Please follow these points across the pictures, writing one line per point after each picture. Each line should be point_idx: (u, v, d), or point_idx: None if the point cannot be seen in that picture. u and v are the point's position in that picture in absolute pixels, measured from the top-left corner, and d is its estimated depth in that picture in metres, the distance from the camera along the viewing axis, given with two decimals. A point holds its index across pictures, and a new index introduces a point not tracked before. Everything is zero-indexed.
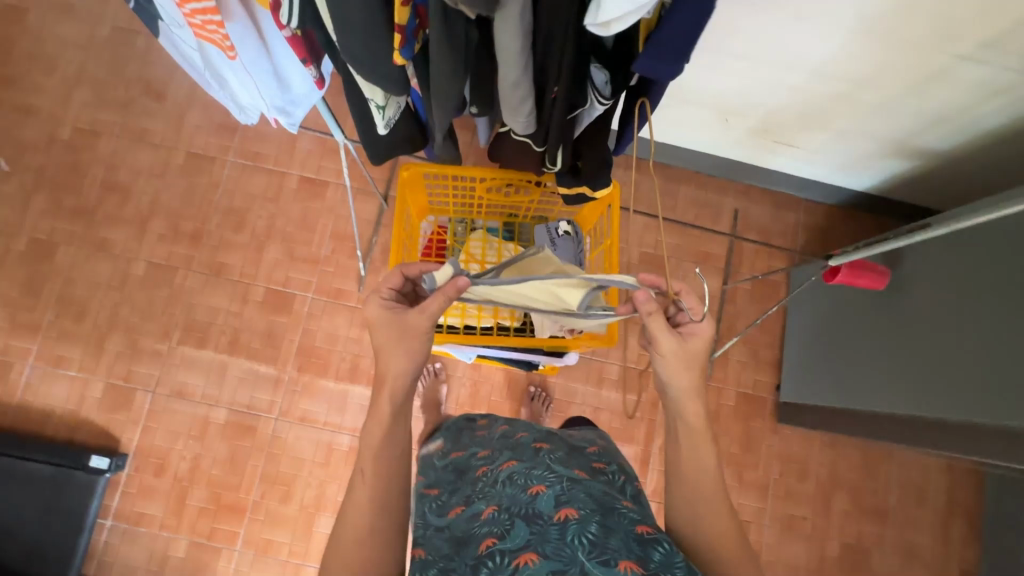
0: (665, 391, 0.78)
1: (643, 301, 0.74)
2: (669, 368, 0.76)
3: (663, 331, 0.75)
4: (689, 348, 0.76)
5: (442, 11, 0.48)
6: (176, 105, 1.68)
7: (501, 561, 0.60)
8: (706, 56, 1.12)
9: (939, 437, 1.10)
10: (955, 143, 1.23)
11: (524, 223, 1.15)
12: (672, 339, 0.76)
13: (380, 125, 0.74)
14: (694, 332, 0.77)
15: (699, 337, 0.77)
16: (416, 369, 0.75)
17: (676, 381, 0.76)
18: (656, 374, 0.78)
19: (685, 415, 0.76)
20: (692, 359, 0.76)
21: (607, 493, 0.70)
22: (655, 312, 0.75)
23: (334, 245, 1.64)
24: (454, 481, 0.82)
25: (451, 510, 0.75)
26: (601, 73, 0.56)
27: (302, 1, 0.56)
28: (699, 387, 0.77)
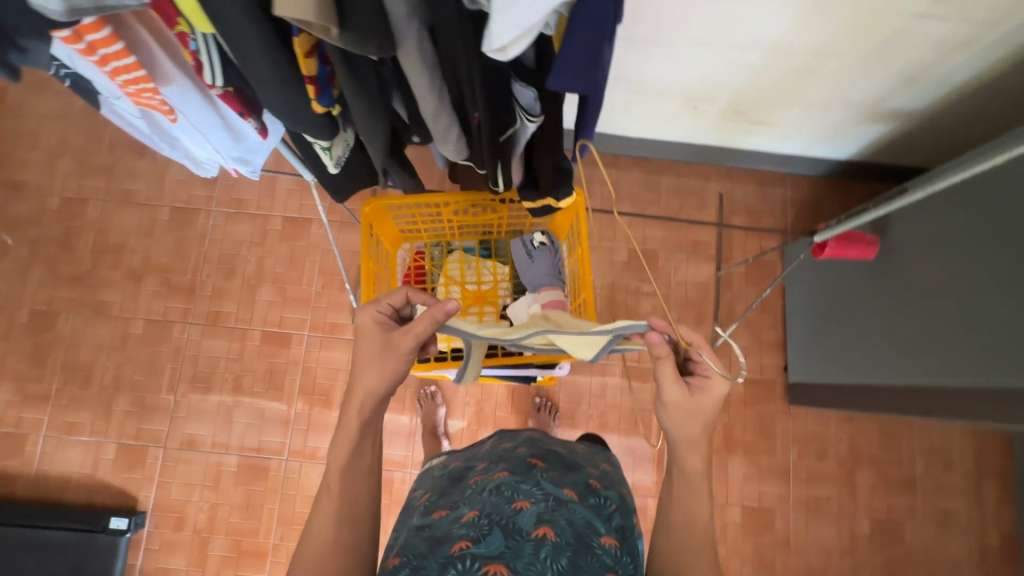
0: (667, 435, 0.74)
1: (654, 342, 0.71)
2: (671, 415, 0.72)
3: (669, 379, 0.72)
4: (694, 402, 0.72)
5: (344, 58, 0.48)
6: (156, 162, 1.71)
7: (470, 565, 0.61)
8: (660, 48, 1.11)
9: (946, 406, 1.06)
10: (929, 99, 1.20)
11: (500, 239, 1.14)
12: (683, 391, 0.71)
13: (330, 164, 0.73)
14: (703, 387, 0.72)
15: (709, 395, 0.72)
16: (391, 388, 0.70)
17: (677, 429, 0.72)
18: (657, 417, 0.74)
19: (684, 464, 0.73)
20: (698, 413, 0.71)
21: (589, 525, 0.69)
22: (666, 357, 0.71)
23: (324, 281, 1.65)
24: (446, 487, 0.79)
25: (436, 510, 0.73)
26: (526, 91, 0.55)
27: (223, 62, 0.56)
28: (704, 438, 0.72)
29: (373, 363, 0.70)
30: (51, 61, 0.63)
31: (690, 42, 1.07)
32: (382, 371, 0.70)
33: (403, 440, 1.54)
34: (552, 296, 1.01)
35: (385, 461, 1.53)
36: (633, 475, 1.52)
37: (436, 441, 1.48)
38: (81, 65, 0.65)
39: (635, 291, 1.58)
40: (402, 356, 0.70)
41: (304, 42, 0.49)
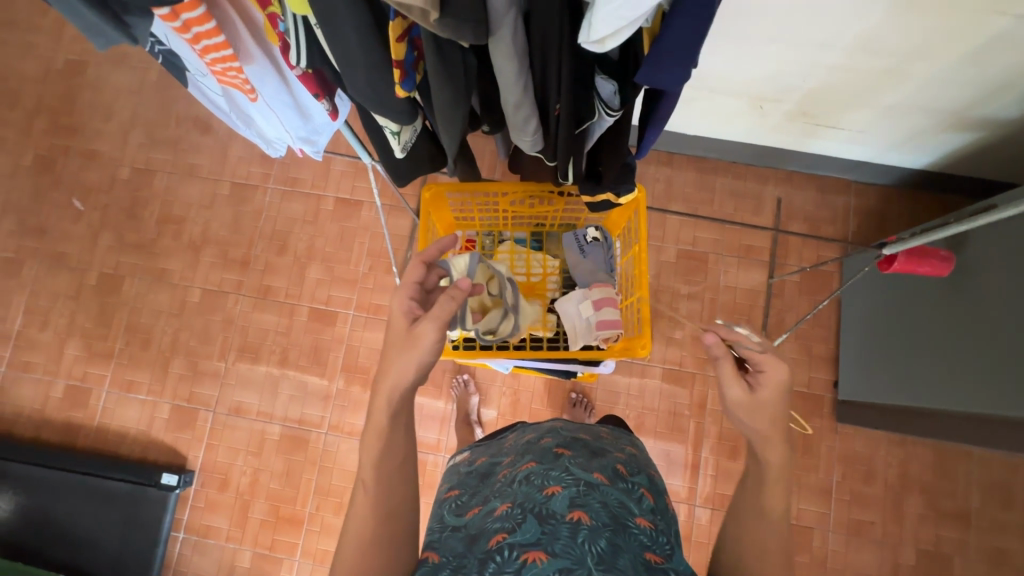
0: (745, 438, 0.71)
1: (711, 343, 0.69)
2: (739, 415, 0.70)
3: (729, 379, 0.69)
4: (758, 398, 0.69)
5: (434, 44, 0.48)
6: (220, 138, 1.78)
7: (510, 556, 0.60)
8: (732, 43, 1.07)
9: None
10: (1023, 109, 1.11)
11: (553, 232, 1.13)
12: (741, 388, 0.69)
13: (397, 149, 0.74)
14: (763, 379, 0.69)
15: (771, 385, 0.68)
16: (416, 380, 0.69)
17: (749, 430, 0.70)
18: (728, 419, 0.72)
19: None
20: (761, 411, 0.68)
21: (622, 506, 0.68)
22: (724, 357, 0.69)
23: (370, 263, 1.68)
24: (475, 485, 0.80)
25: (470, 509, 0.73)
26: (607, 84, 0.54)
27: (309, 44, 0.58)
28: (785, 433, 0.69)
29: (397, 359, 0.68)
30: (149, 37, 0.66)
31: (764, 37, 1.03)
32: (405, 363, 0.68)
33: (437, 424, 1.56)
34: (603, 291, 1.00)
35: (419, 444, 1.56)
36: (667, 479, 1.50)
37: (470, 428, 1.49)
38: (174, 42, 0.68)
39: (681, 293, 1.54)
40: (424, 347, 0.68)
41: (398, 27, 0.48)
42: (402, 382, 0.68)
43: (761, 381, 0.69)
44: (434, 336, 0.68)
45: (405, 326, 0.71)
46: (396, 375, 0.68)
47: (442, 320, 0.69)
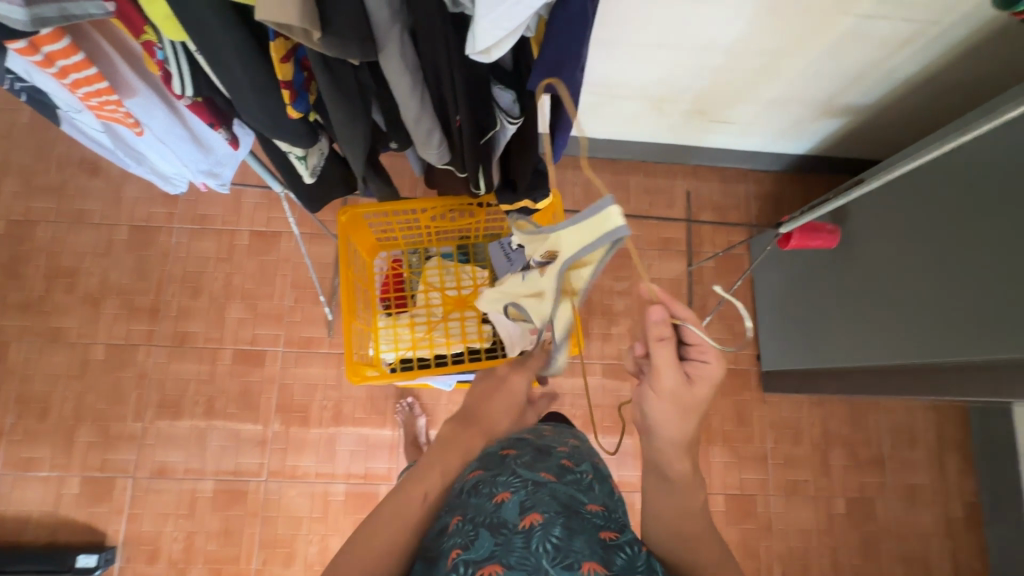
0: (650, 426, 0.70)
1: (657, 323, 0.67)
2: (661, 410, 0.68)
3: (668, 364, 0.67)
4: (691, 392, 0.67)
5: (323, 66, 0.48)
6: (112, 180, 1.64)
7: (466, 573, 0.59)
8: (626, 51, 1.13)
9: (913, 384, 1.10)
10: (876, 96, 1.27)
11: (478, 243, 1.14)
12: (674, 379, 0.67)
13: (305, 174, 0.72)
14: (700, 374, 0.68)
15: (702, 378, 0.68)
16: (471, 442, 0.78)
17: (667, 424, 0.68)
18: (645, 408, 0.70)
19: (661, 464, 0.70)
20: (682, 406, 0.67)
21: (571, 497, 0.69)
22: (667, 340, 0.67)
23: (296, 295, 1.61)
24: None
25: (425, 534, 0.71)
26: (505, 94, 0.55)
27: (193, 70, 0.55)
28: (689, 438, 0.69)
29: (506, 413, 0.84)
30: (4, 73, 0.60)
31: (654, 43, 1.10)
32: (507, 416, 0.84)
33: (387, 453, 1.53)
34: None
35: (369, 476, 1.52)
36: (619, 472, 1.53)
37: (420, 451, 1.46)
38: (37, 78, 0.62)
39: (611, 289, 1.60)
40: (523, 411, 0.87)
41: (280, 48, 0.48)
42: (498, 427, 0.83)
43: (694, 374, 0.68)
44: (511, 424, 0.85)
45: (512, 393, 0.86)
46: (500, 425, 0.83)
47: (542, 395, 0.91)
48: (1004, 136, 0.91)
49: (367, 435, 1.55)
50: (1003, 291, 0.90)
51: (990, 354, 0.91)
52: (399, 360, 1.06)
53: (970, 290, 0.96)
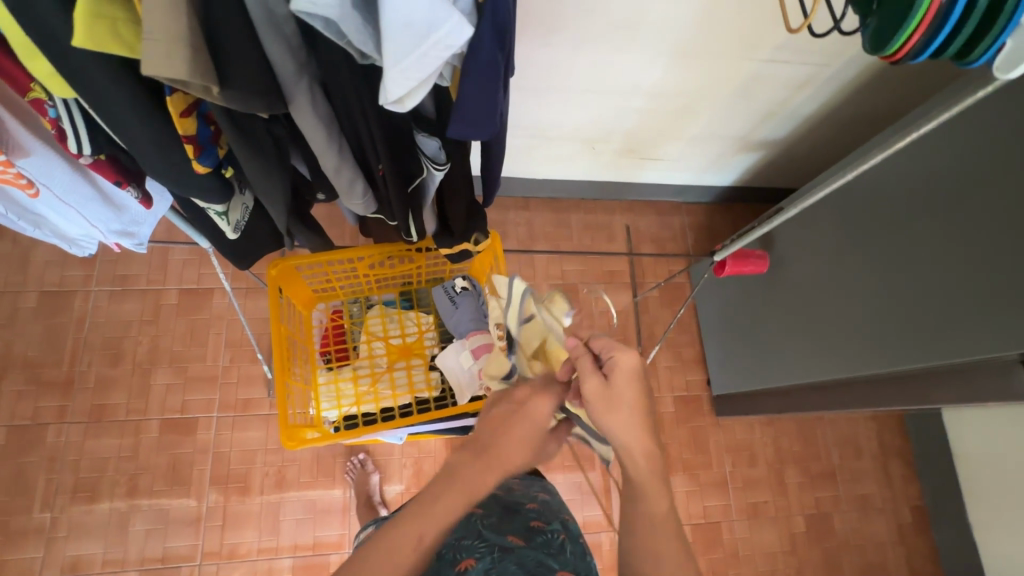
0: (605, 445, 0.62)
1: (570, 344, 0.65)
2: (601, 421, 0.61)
3: (585, 372, 0.61)
4: (616, 395, 0.60)
5: (233, 121, 0.46)
6: (18, 243, 1.51)
7: None
8: (555, 95, 1.18)
9: (852, 398, 1.14)
10: (786, 131, 1.38)
11: (421, 288, 1.11)
12: (597, 380, 0.61)
13: (228, 230, 0.69)
14: (618, 372, 0.61)
15: (623, 375, 0.60)
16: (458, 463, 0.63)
17: (611, 432, 0.60)
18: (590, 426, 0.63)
19: None
20: (613, 417, 0.60)
21: (541, 565, 0.66)
22: (581, 354, 0.63)
23: (231, 354, 1.51)
24: None
25: None
26: (430, 142, 0.55)
27: (89, 127, 0.52)
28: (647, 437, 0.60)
29: (516, 442, 0.63)
30: None
31: (580, 87, 1.15)
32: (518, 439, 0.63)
33: (337, 518, 1.42)
34: (481, 339, 0.99)
35: (319, 545, 1.40)
36: (584, 511, 1.48)
37: (373, 512, 1.37)
38: None
39: None
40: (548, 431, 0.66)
41: (178, 102, 0.45)
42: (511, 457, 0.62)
43: (615, 373, 0.61)
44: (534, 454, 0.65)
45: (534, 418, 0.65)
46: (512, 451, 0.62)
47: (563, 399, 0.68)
48: (899, 162, 0.98)
49: (314, 500, 1.44)
50: (909, 305, 0.95)
51: (906, 365, 0.96)
52: (343, 417, 1.00)
53: (881, 305, 1.01)
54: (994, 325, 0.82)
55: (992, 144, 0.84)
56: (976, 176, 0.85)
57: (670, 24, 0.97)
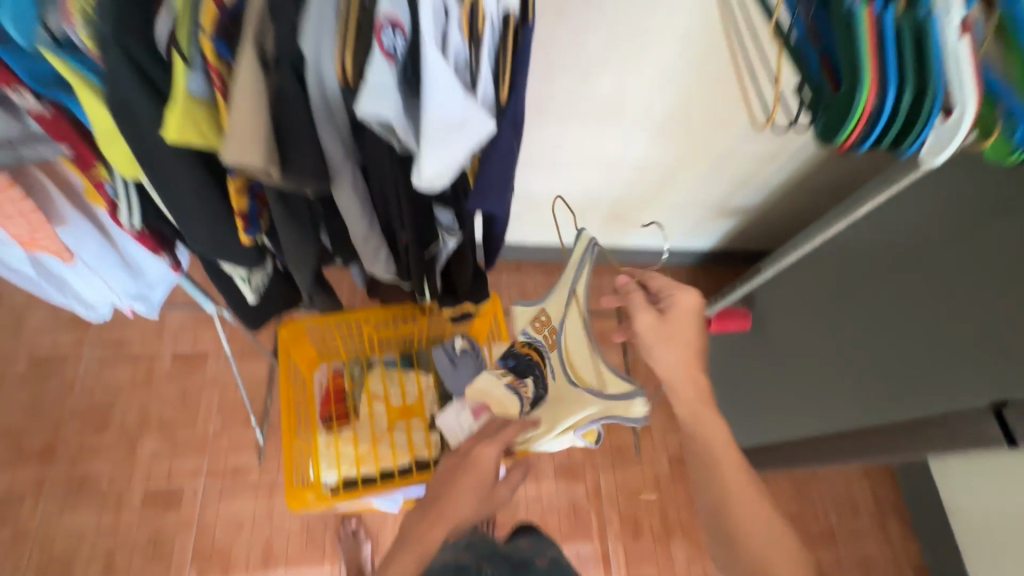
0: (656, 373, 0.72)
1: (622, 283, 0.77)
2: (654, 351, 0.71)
3: (639, 306, 0.73)
4: (668, 325, 0.71)
5: (280, 196, 0.51)
6: (14, 309, 1.52)
7: None
8: (547, 168, 1.28)
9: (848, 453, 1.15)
10: (758, 198, 1.49)
11: (421, 347, 1.15)
12: (652, 313, 0.72)
13: (249, 293, 0.75)
14: (673, 304, 0.72)
15: (681, 309, 0.71)
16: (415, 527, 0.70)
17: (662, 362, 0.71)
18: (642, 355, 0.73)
19: None
20: (665, 342, 0.71)
21: None
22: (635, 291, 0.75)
23: (223, 418, 1.48)
24: None
25: None
26: (445, 212, 0.62)
27: (144, 201, 0.57)
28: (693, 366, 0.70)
29: (469, 497, 0.72)
30: None
31: (570, 159, 1.25)
32: (468, 496, 0.72)
33: None
34: (481, 397, 1.00)
35: None
36: None
37: None
38: None
39: None
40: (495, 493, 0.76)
41: (239, 182, 0.50)
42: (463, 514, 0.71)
43: (672, 308, 0.72)
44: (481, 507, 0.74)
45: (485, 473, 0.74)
46: (461, 507, 0.71)
47: (507, 442, 0.77)
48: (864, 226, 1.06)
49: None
50: (886, 359, 1.00)
51: (888, 418, 0.99)
52: (343, 479, 0.99)
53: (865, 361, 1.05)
54: (963, 376, 0.86)
55: (947, 212, 0.92)
56: (930, 238, 0.92)
57: (650, 105, 1.08)
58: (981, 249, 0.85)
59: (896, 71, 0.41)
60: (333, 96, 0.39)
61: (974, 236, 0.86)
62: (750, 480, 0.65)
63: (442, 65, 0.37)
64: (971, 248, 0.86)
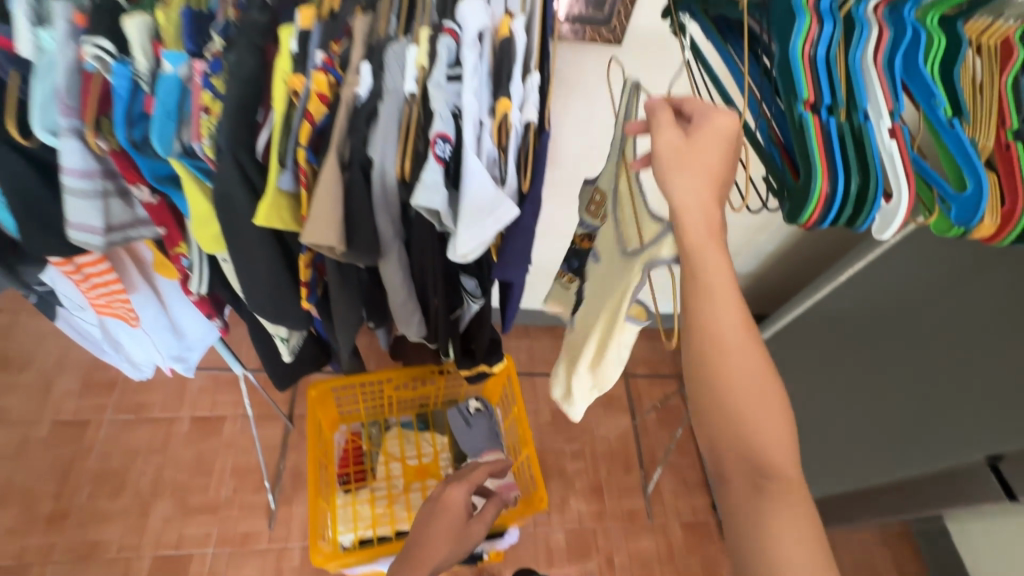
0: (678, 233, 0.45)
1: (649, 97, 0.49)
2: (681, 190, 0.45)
3: (662, 124, 0.47)
4: (694, 153, 0.46)
5: (339, 268, 0.58)
6: (42, 372, 1.54)
7: None
8: (554, 241, 1.36)
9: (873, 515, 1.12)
10: (754, 265, 1.58)
11: (437, 409, 1.19)
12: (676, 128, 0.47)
13: (284, 353, 0.80)
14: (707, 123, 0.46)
15: (713, 130, 0.46)
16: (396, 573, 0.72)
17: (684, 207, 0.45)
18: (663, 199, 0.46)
19: None
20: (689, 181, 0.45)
21: None
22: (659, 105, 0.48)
23: (235, 483, 1.46)
24: None
25: None
26: (470, 281, 0.69)
27: (212, 272, 0.65)
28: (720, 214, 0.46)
29: (444, 539, 0.74)
30: (33, 282, 0.68)
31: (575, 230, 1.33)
32: (443, 538, 0.74)
33: None
34: (495, 455, 1.08)
35: None
36: None
37: None
38: (58, 283, 0.71)
39: (562, 451, 1.56)
40: (472, 535, 0.78)
41: (307, 258, 0.57)
42: (440, 558, 0.72)
43: (702, 126, 0.46)
44: (459, 551, 0.75)
45: (455, 514, 0.77)
46: (436, 549, 0.73)
47: (471, 481, 0.81)
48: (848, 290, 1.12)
49: None
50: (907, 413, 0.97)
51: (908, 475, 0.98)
52: (358, 538, 1.01)
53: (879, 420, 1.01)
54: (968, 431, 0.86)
55: (935, 266, 0.93)
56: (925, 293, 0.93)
57: None
58: (964, 306, 0.87)
59: (843, 163, 0.51)
60: (391, 187, 0.47)
61: (966, 288, 0.88)
62: (776, 385, 0.45)
63: (478, 165, 0.46)
64: (953, 305, 0.89)
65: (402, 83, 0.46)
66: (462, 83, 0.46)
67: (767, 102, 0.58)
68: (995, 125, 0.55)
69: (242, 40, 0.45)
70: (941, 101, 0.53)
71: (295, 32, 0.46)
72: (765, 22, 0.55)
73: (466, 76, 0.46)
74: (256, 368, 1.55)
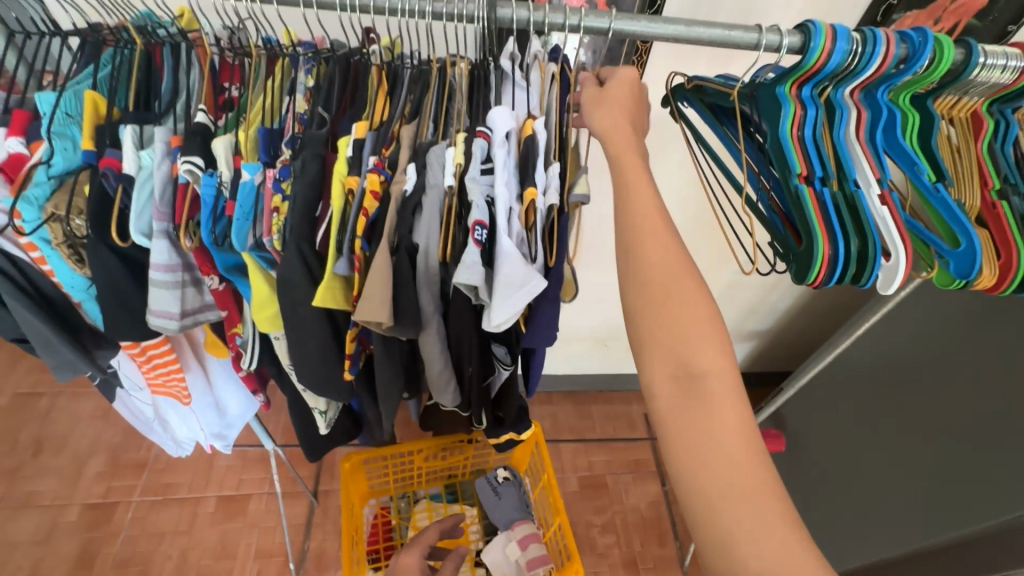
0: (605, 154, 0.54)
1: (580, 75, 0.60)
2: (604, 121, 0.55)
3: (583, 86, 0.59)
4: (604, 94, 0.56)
5: (384, 341, 0.62)
6: (77, 455, 1.54)
7: None
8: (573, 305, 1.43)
9: None
10: (771, 322, 1.59)
11: (464, 480, 1.20)
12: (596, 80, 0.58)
13: (322, 425, 0.83)
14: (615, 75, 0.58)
15: (621, 79, 0.57)
16: None
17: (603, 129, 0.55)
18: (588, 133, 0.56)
19: None
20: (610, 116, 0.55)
21: None
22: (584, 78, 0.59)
23: (259, 566, 1.39)
24: None
25: None
26: (500, 347, 0.72)
27: (262, 347, 0.70)
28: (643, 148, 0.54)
29: None
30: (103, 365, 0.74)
31: (591, 295, 1.40)
32: None
33: None
34: (526, 529, 1.07)
35: None
36: None
37: None
38: (123, 365, 0.76)
39: (590, 522, 1.51)
40: None
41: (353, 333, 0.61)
42: None
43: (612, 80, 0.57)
44: None
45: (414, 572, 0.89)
46: None
47: (420, 545, 0.94)
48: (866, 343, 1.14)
49: None
50: None
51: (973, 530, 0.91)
52: None
53: None
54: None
55: (943, 316, 0.96)
56: (946, 338, 0.94)
57: None
58: (984, 354, 0.87)
59: (840, 227, 0.56)
60: (433, 266, 0.54)
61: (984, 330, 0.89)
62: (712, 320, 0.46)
63: (510, 244, 0.52)
64: (975, 353, 0.88)
65: (443, 178, 0.53)
66: (493, 176, 0.54)
67: (764, 175, 0.64)
68: (978, 187, 0.60)
69: (307, 151, 0.54)
70: (923, 168, 0.58)
71: (351, 141, 0.54)
72: (754, 109, 0.61)
73: (497, 170, 0.53)
74: (285, 442, 1.55)
